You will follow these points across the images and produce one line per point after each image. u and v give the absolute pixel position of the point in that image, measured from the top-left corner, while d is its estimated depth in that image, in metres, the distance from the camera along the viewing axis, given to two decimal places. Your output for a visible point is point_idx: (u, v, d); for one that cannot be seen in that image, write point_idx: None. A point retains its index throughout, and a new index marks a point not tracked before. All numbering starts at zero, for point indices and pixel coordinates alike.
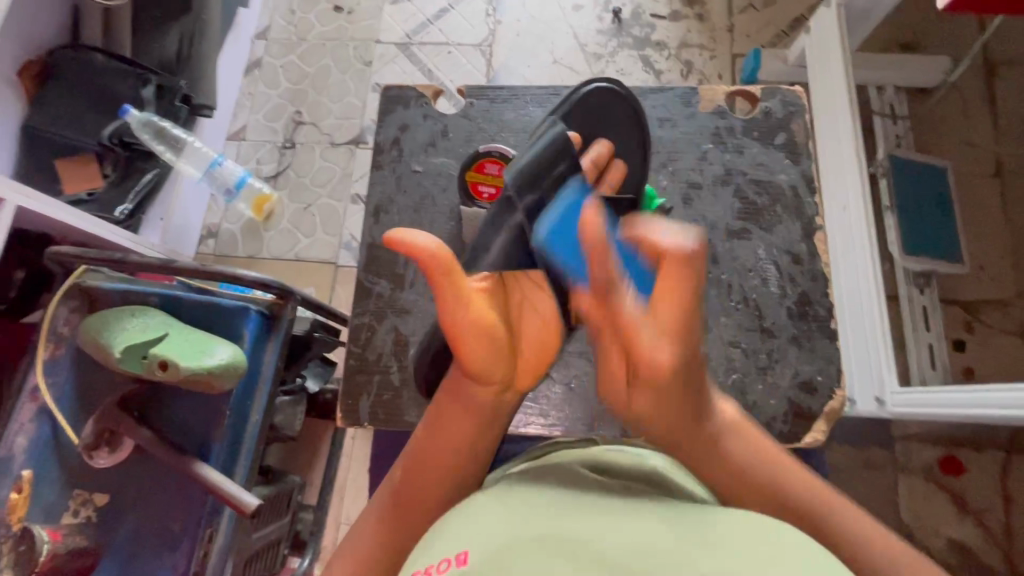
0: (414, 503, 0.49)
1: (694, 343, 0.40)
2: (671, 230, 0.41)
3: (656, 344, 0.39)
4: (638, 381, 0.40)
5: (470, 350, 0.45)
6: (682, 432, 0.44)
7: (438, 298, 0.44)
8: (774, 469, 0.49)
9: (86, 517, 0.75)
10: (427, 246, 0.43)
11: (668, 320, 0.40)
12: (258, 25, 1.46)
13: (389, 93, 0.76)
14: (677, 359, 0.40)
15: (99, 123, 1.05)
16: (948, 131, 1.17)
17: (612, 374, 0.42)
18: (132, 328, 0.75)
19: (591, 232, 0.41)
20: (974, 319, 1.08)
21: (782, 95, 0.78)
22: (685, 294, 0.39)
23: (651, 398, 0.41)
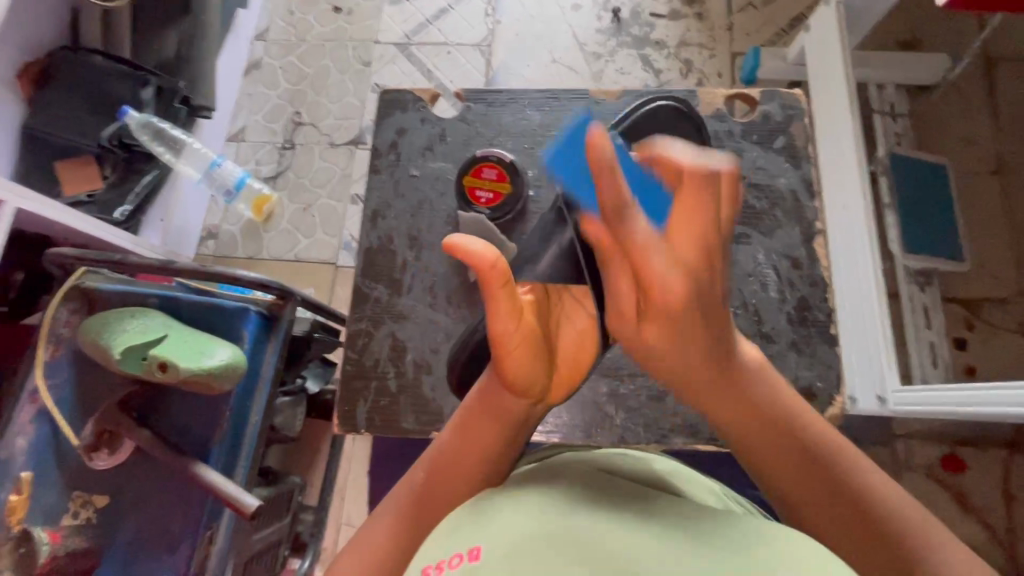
0: (431, 506, 0.48)
1: (713, 273, 0.37)
2: (690, 147, 0.33)
3: (668, 269, 0.35)
4: (650, 314, 0.37)
5: (511, 360, 0.43)
6: (700, 371, 0.42)
7: (484, 304, 0.41)
8: (796, 413, 0.47)
9: (86, 518, 0.76)
10: (480, 253, 0.39)
11: (685, 247, 0.35)
12: (258, 27, 1.46)
13: (387, 96, 0.76)
14: (690, 288, 0.36)
15: (98, 126, 1.04)
16: (949, 129, 1.17)
17: (622, 306, 0.39)
18: (132, 329, 0.75)
19: (597, 154, 0.33)
20: (975, 316, 1.08)
21: (782, 99, 0.78)
22: (708, 217, 0.34)
23: (663, 333, 0.38)
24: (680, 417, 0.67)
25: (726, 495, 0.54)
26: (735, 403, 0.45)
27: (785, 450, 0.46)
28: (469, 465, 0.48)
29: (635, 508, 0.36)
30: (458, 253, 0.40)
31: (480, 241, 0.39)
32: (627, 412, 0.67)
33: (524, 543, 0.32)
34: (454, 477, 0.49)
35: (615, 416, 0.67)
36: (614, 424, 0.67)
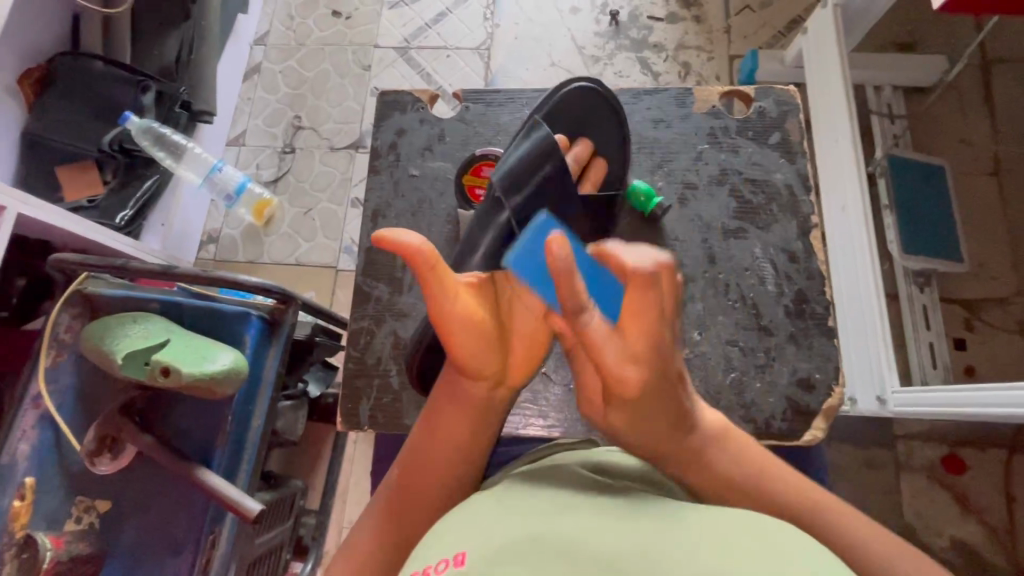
0: (408, 500, 0.49)
1: (666, 356, 0.40)
2: (642, 253, 0.39)
3: (623, 366, 0.39)
4: (612, 401, 0.41)
5: (459, 345, 0.44)
6: (668, 449, 0.45)
7: (428, 294, 0.43)
8: (765, 473, 0.50)
9: (89, 523, 0.75)
10: (412, 244, 0.41)
11: (637, 343, 0.39)
12: (257, 30, 1.46)
13: (386, 98, 0.76)
14: (646, 378, 0.39)
15: (99, 132, 1.05)
16: (946, 129, 1.18)
17: (591, 394, 0.43)
18: (134, 335, 0.75)
19: (556, 260, 0.37)
20: (974, 317, 1.08)
21: (777, 95, 0.78)
22: (655, 311, 0.38)
23: (627, 418, 0.41)
24: None
25: None
26: (704, 476, 0.48)
27: (758, 511, 0.48)
28: (435, 456, 0.49)
29: (620, 510, 0.36)
30: (393, 247, 0.41)
31: (412, 236, 0.41)
32: None
33: (507, 548, 0.32)
34: (423, 469, 0.49)
35: None
36: None
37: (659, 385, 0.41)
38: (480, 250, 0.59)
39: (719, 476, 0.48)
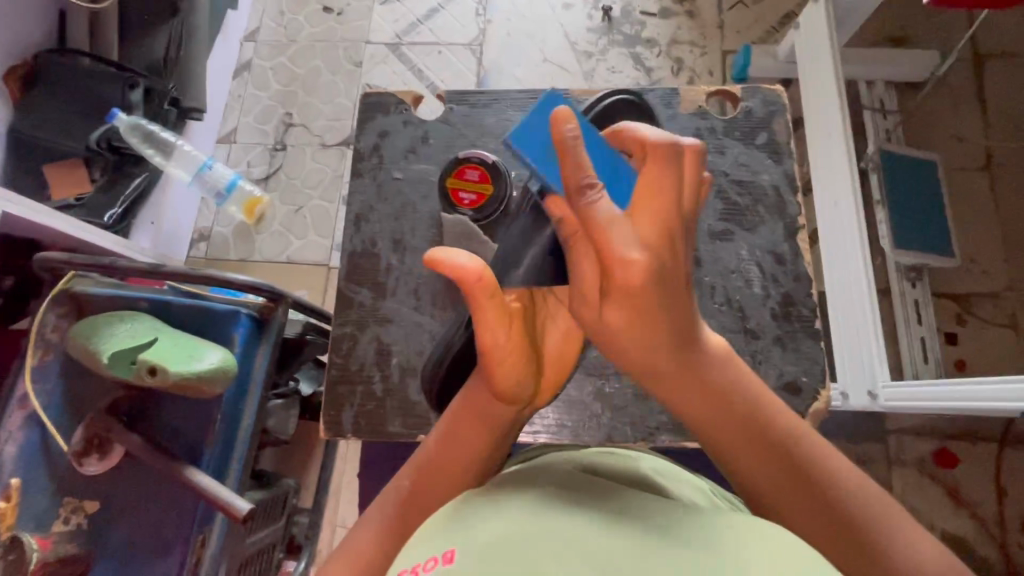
0: (420, 509, 0.49)
1: (676, 250, 0.38)
2: (655, 130, 0.40)
3: (630, 246, 0.36)
4: (613, 295, 0.37)
5: (503, 372, 0.44)
6: (665, 362, 0.40)
7: (477, 320, 0.42)
8: (761, 401, 0.45)
9: (78, 523, 0.75)
10: (468, 266, 0.40)
11: (648, 227, 0.37)
12: (247, 27, 1.45)
13: (370, 99, 0.75)
14: (652, 269, 0.36)
15: (86, 129, 1.03)
16: (938, 124, 1.18)
17: (586, 287, 0.39)
18: (120, 334, 0.75)
19: (560, 130, 0.39)
20: (966, 312, 1.09)
21: (764, 94, 0.78)
22: (668, 191, 0.37)
23: (625, 318, 0.38)
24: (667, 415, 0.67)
25: (715, 493, 0.54)
26: (702, 395, 0.43)
27: (755, 449, 0.45)
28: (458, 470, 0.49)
29: (609, 506, 0.36)
30: (452, 271, 0.40)
31: (471, 258, 0.40)
32: (613, 411, 0.67)
33: (498, 545, 0.32)
34: (445, 482, 0.49)
35: (602, 414, 0.67)
36: (602, 422, 0.67)
37: (664, 282, 0.37)
38: (521, 265, 0.55)
39: (716, 393, 0.43)
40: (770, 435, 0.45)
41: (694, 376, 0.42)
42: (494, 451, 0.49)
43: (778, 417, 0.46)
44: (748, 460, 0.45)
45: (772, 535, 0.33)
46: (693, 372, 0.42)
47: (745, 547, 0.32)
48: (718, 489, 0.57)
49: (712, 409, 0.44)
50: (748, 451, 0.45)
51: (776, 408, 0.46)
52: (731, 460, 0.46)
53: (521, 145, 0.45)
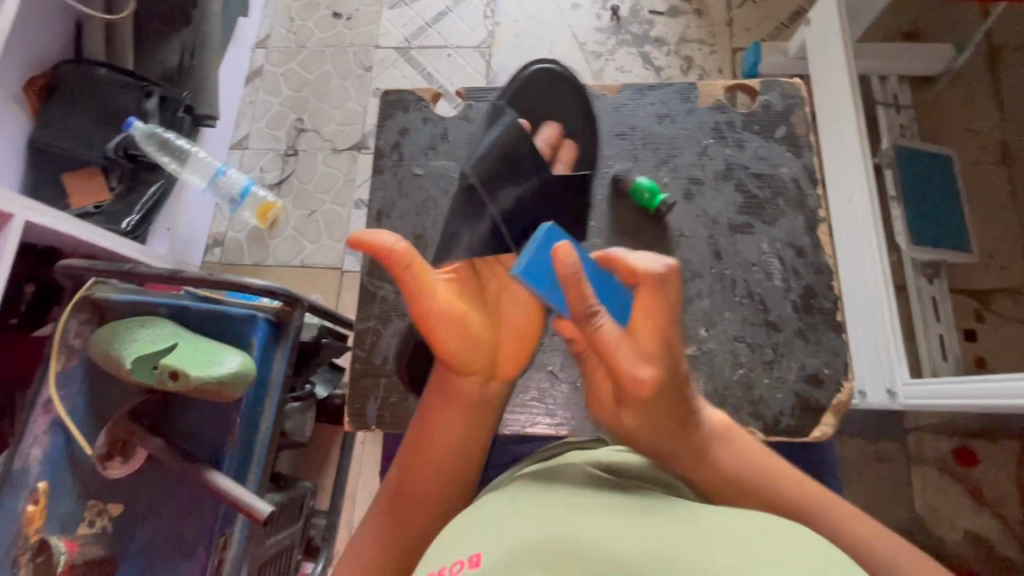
0: (414, 496, 0.49)
1: (673, 353, 0.46)
2: (642, 258, 0.48)
3: (639, 367, 0.44)
4: (626, 400, 0.46)
5: (446, 339, 0.49)
6: (671, 443, 0.47)
7: (410, 291, 0.50)
8: (763, 468, 0.50)
9: (102, 526, 0.76)
10: (388, 245, 0.49)
11: (650, 346, 0.45)
12: (259, 33, 1.47)
13: (388, 98, 0.76)
14: (659, 379, 0.45)
15: (105, 137, 1.06)
16: (952, 118, 1.16)
17: (605, 398, 0.48)
18: (143, 339, 0.76)
19: (565, 268, 0.45)
20: (984, 307, 1.07)
21: (782, 87, 0.77)
22: (661, 315, 0.46)
23: (638, 418, 0.46)
24: None
25: None
26: (710, 475, 0.49)
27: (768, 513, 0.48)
28: (439, 459, 0.49)
29: (634, 513, 0.35)
30: (372, 246, 0.49)
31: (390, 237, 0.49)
32: None
33: (523, 550, 0.32)
34: (433, 469, 0.49)
35: None
36: None
37: (668, 383, 0.45)
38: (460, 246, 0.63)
39: (717, 472, 0.49)
40: (777, 500, 0.49)
41: (700, 459, 0.49)
42: (466, 431, 0.50)
43: (788, 486, 0.50)
44: None
45: (801, 538, 0.33)
46: (693, 449, 0.49)
47: (777, 549, 0.31)
48: None
49: (714, 480, 0.49)
50: (760, 515, 0.48)
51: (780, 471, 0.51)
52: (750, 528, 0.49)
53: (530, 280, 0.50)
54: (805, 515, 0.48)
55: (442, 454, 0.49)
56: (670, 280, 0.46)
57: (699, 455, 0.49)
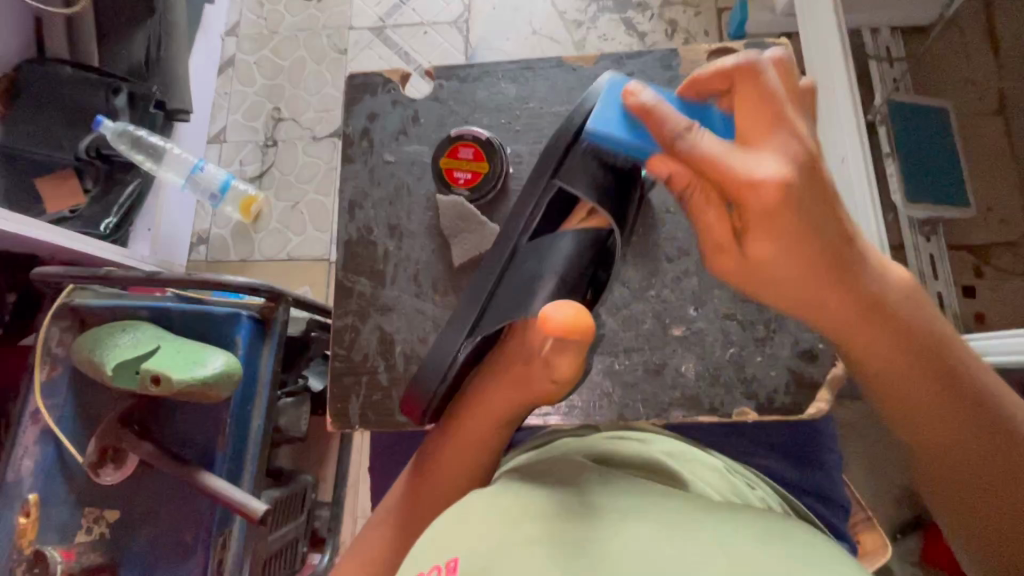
0: (418, 505, 0.52)
1: (800, 138, 0.40)
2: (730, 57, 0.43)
3: (762, 164, 0.38)
4: (756, 224, 0.39)
5: (557, 392, 0.51)
6: (813, 289, 0.42)
7: (558, 357, 0.46)
8: (909, 294, 0.45)
9: (100, 533, 0.76)
10: (575, 326, 0.43)
11: (760, 137, 0.40)
12: (227, 22, 1.41)
13: (355, 81, 0.72)
14: (784, 184, 0.38)
15: (74, 138, 1.03)
16: (948, 68, 1.12)
17: (719, 236, 0.42)
18: (123, 345, 0.74)
19: (637, 99, 0.42)
20: (984, 263, 1.05)
21: (768, 50, 0.72)
22: (763, 103, 0.40)
23: (773, 248, 0.40)
24: (679, 390, 0.63)
25: (729, 470, 0.55)
26: (877, 332, 0.44)
27: (904, 342, 0.45)
28: (461, 469, 0.52)
29: (617, 514, 0.35)
30: (560, 330, 0.43)
31: (582, 305, 0.44)
32: (624, 388, 0.63)
33: (495, 557, 0.32)
34: (444, 483, 0.52)
35: (613, 393, 0.63)
36: (613, 401, 0.63)
37: (807, 177, 0.39)
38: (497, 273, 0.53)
39: (873, 314, 0.44)
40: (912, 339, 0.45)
41: (863, 305, 0.43)
42: (495, 445, 0.53)
43: (928, 319, 0.46)
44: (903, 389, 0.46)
45: (783, 548, 0.31)
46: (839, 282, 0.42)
47: (749, 553, 0.30)
48: (732, 463, 0.58)
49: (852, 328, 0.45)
50: (889, 359, 0.45)
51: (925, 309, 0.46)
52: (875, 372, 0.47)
53: (605, 140, 0.47)
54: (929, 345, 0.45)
55: (462, 466, 0.52)
56: (770, 67, 0.41)
57: (862, 300, 0.43)
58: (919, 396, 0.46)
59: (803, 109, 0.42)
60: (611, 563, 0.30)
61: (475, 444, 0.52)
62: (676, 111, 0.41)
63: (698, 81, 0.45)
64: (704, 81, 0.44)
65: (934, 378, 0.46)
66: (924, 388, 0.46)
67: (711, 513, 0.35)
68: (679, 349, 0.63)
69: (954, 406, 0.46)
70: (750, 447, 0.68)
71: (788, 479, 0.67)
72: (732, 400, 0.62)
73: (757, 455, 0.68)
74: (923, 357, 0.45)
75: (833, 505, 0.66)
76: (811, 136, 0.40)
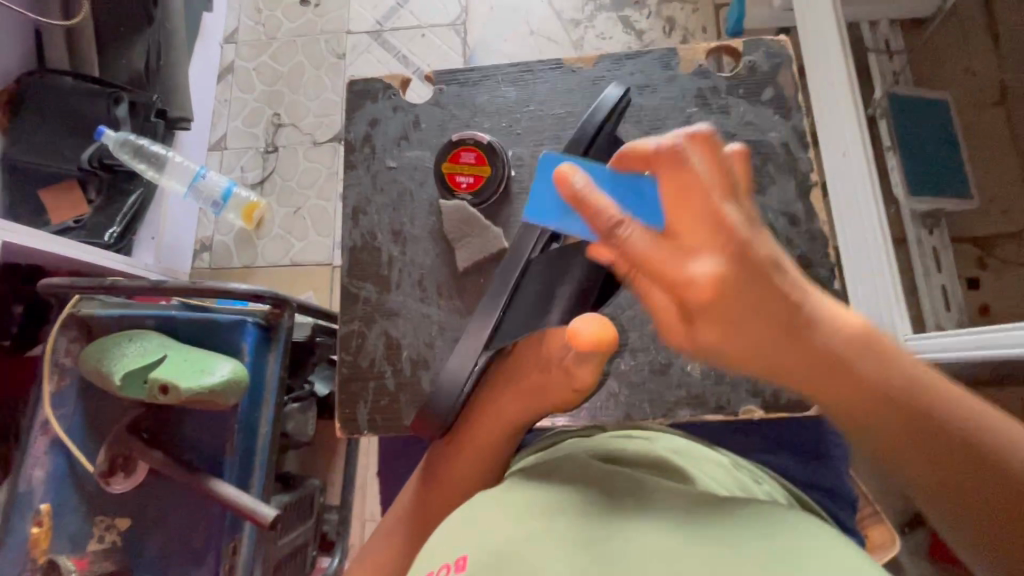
0: (428, 509, 0.52)
1: (733, 227, 0.34)
2: (657, 137, 0.37)
3: (696, 261, 0.33)
4: (700, 315, 0.34)
5: (575, 398, 0.51)
6: (780, 361, 0.36)
7: (579, 363, 0.47)
8: (871, 349, 0.36)
9: (112, 541, 0.76)
10: (595, 337, 0.44)
11: (693, 224, 0.34)
12: (226, 29, 1.42)
13: (355, 87, 0.73)
14: (724, 274, 0.33)
15: (76, 148, 1.03)
16: (947, 60, 1.12)
17: (666, 317, 0.36)
18: (131, 354, 0.75)
19: (569, 187, 0.38)
20: (987, 255, 1.05)
21: (767, 47, 0.71)
22: (694, 191, 0.34)
23: (722, 334, 0.34)
24: (685, 390, 0.63)
25: (737, 467, 0.55)
26: (850, 394, 0.36)
27: (902, 418, 0.36)
28: (469, 473, 0.52)
29: (624, 509, 0.35)
30: (586, 342, 0.44)
31: (605, 317, 0.45)
32: (630, 389, 0.63)
33: (503, 554, 0.32)
34: (452, 491, 0.52)
35: (619, 393, 0.63)
36: (619, 401, 0.63)
37: (742, 267, 0.33)
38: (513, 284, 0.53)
39: (848, 389, 0.36)
40: (916, 414, 0.37)
41: (835, 374, 0.36)
42: (507, 452, 0.53)
43: (901, 371, 0.37)
44: (906, 464, 0.38)
45: (789, 543, 0.31)
46: (814, 358, 0.36)
47: (753, 551, 0.30)
48: (739, 460, 0.58)
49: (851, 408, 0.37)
50: (887, 437, 0.37)
51: (898, 351, 0.37)
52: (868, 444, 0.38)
53: (539, 221, 0.46)
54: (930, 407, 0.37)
55: (468, 475, 0.52)
56: (692, 149, 0.35)
57: (818, 364, 0.36)
58: (930, 476, 0.37)
59: (737, 189, 0.35)
60: (619, 561, 0.30)
61: (487, 450, 0.52)
62: (607, 196, 0.38)
63: (636, 153, 0.40)
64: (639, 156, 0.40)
65: (935, 456, 0.37)
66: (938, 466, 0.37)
67: (719, 508, 0.35)
68: (684, 348, 0.63)
69: (963, 476, 0.37)
70: (755, 444, 0.68)
71: (796, 476, 0.67)
72: (738, 399, 0.62)
73: (764, 452, 0.68)
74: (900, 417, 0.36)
75: (841, 502, 0.66)
76: (744, 224, 0.34)
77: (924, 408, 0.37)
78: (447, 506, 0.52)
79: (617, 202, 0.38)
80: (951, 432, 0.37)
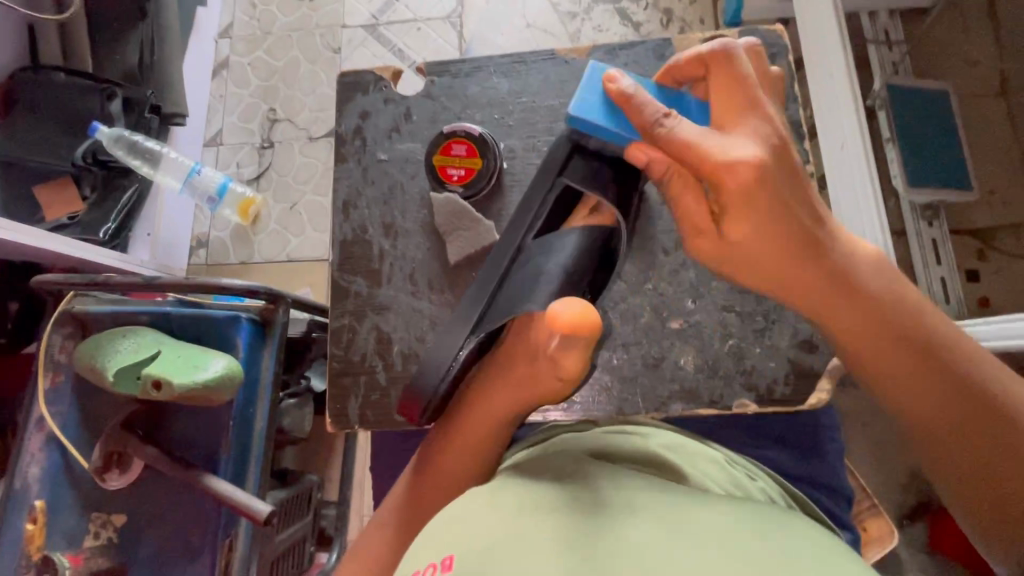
0: (418, 502, 0.52)
1: (764, 135, 0.43)
2: (700, 49, 0.48)
3: (739, 150, 0.42)
4: (730, 205, 0.43)
5: (563, 389, 0.50)
6: (787, 268, 0.46)
7: (566, 354, 0.46)
8: (867, 263, 0.48)
9: (107, 537, 0.77)
10: (579, 320, 0.42)
11: (740, 124, 0.44)
12: (220, 24, 1.41)
13: (346, 80, 0.72)
14: (762, 170, 0.42)
15: (71, 145, 1.03)
16: (947, 50, 1.11)
17: (692, 213, 0.46)
18: (124, 350, 0.75)
19: (620, 87, 0.47)
20: (987, 246, 1.04)
21: (762, 36, 0.70)
22: (734, 90, 0.45)
23: (748, 227, 0.44)
24: (678, 383, 0.62)
25: (730, 462, 0.55)
26: (847, 307, 0.47)
27: (880, 328, 0.47)
28: (459, 466, 0.52)
29: (614, 508, 0.34)
30: (568, 329, 0.42)
31: (589, 302, 0.43)
32: (623, 383, 0.63)
33: (490, 554, 0.32)
34: (441, 487, 0.52)
35: (612, 387, 0.63)
36: (612, 395, 0.63)
37: (777, 160, 0.43)
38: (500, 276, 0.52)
39: (842, 291, 0.47)
40: (890, 316, 0.47)
41: (837, 281, 0.47)
42: (495, 446, 0.53)
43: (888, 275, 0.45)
44: (879, 364, 0.48)
45: (779, 544, 0.31)
46: (819, 266, 0.46)
47: (742, 552, 0.30)
48: (732, 454, 0.58)
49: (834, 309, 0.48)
50: (864, 337, 0.48)
51: (888, 277, 0.48)
52: (852, 350, 0.49)
53: (592, 118, 0.49)
54: (901, 316, 0.48)
55: (457, 467, 0.52)
56: (742, 55, 0.46)
57: (828, 275, 0.46)
58: (895, 373, 0.48)
59: (772, 109, 0.43)
60: (605, 560, 0.30)
61: (477, 440, 0.52)
62: (654, 100, 0.46)
63: (676, 70, 0.49)
64: (682, 69, 0.48)
65: (910, 353, 0.47)
66: (901, 370, 0.48)
67: (708, 507, 0.34)
68: (678, 342, 0.63)
69: (922, 376, 0.47)
70: (750, 438, 0.68)
71: (791, 470, 0.66)
72: (732, 392, 0.62)
73: (759, 446, 0.67)
74: (883, 320, 0.47)
75: (836, 496, 0.66)
76: (779, 125, 0.45)
77: (897, 315, 0.47)
78: (437, 498, 0.52)
79: (665, 105, 0.47)
80: (918, 337, 0.47)
